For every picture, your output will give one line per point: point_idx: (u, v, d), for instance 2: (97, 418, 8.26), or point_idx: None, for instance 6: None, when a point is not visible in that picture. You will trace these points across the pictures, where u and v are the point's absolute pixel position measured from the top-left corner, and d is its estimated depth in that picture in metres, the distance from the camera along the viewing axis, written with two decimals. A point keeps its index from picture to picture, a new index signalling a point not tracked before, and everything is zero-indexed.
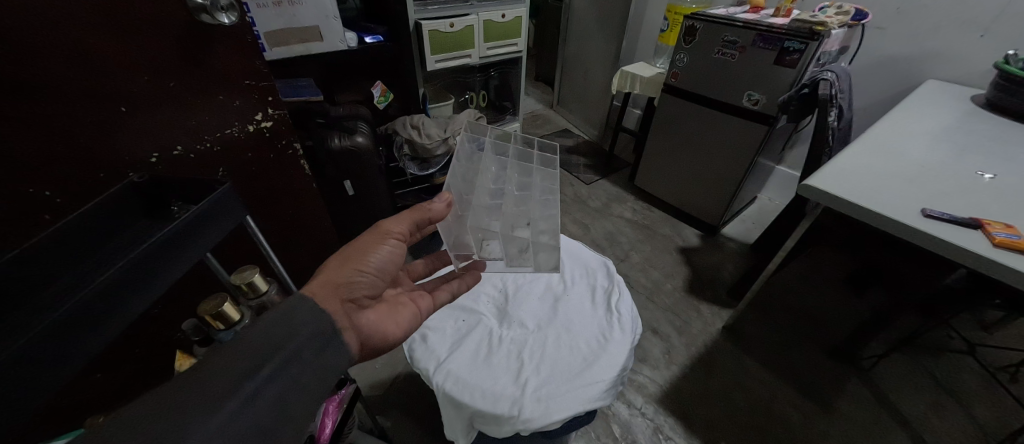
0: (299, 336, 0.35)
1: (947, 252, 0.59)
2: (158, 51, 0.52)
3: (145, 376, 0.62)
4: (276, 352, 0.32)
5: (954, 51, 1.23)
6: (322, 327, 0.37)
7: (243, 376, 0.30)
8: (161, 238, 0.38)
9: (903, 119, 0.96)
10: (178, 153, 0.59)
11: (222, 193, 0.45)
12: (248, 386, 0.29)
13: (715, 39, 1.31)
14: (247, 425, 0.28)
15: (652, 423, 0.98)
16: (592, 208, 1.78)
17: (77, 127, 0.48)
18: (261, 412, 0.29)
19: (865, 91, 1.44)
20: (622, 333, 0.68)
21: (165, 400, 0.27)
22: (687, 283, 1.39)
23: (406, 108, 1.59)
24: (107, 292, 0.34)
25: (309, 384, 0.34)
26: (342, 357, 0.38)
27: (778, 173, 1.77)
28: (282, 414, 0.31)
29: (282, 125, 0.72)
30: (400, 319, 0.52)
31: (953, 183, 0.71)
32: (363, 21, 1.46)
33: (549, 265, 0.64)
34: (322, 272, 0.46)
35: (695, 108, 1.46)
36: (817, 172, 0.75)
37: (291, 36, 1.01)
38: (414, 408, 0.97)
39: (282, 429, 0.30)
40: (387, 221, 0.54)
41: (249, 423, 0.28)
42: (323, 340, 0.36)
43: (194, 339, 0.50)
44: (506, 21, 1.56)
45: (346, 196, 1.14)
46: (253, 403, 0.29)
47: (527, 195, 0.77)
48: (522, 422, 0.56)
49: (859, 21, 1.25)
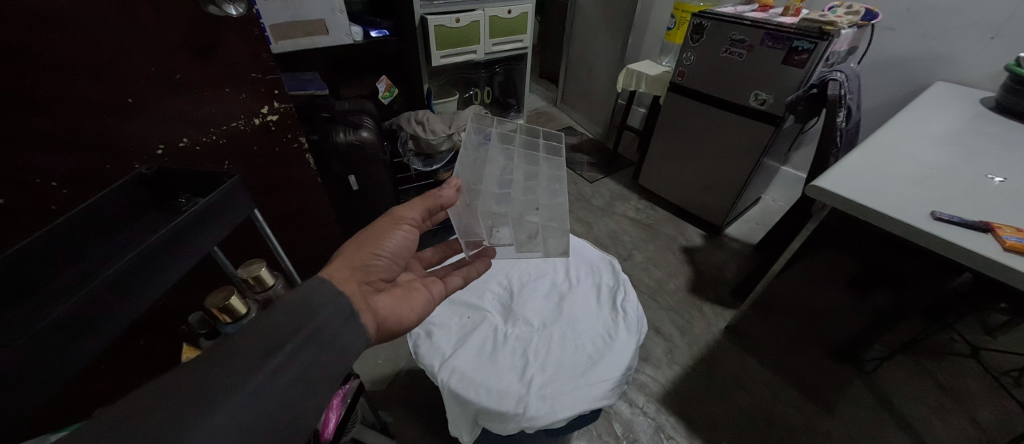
0: (314, 321, 0.35)
1: (954, 254, 0.58)
2: (164, 42, 0.51)
3: (150, 369, 0.62)
4: (300, 329, 0.33)
5: (965, 53, 1.22)
6: (342, 307, 0.38)
7: (267, 352, 0.31)
8: (170, 232, 0.38)
9: (912, 120, 0.95)
10: (184, 145, 0.59)
11: (229, 188, 0.45)
12: (272, 362, 0.30)
13: (723, 37, 1.29)
14: (272, 399, 0.29)
15: (652, 423, 0.98)
16: (595, 207, 1.77)
17: (83, 117, 0.47)
18: (274, 397, 0.29)
19: (873, 92, 1.43)
20: (628, 331, 0.68)
21: (189, 377, 0.28)
22: (690, 283, 1.39)
23: (410, 104, 1.58)
24: (117, 283, 0.34)
25: (330, 361, 0.34)
26: (356, 342, 0.38)
27: (783, 174, 1.77)
28: (306, 388, 0.32)
29: (288, 119, 0.72)
30: (413, 303, 0.52)
31: (962, 186, 0.71)
32: (368, 15, 1.45)
33: (558, 250, 0.64)
34: (339, 255, 0.47)
35: (701, 107, 1.45)
36: (824, 173, 0.74)
37: (297, 29, 1.01)
38: (416, 404, 0.97)
39: (293, 414, 0.30)
40: (402, 207, 0.55)
41: (275, 396, 0.29)
42: (337, 326, 0.36)
43: (200, 331, 0.50)
44: (512, 17, 1.55)
45: (350, 191, 1.14)
46: (279, 375, 0.30)
47: (536, 183, 0.76)
48: (527, 420, 0.56)
49: (870, 21, 1.23)
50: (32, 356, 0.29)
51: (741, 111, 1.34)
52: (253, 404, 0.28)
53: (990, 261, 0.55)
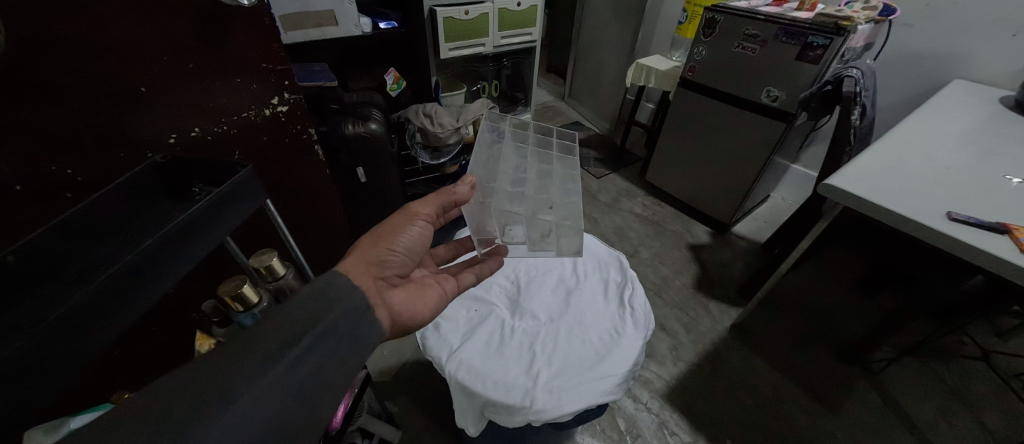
0: (333, 313, 0.35)
1: (969, 255, 0.57)
2: (177, 33, 0.52)
3: (164, 358, 0.63)
4: (316, 323, 0.33)
5: (985, 50, 1.19)
6: (357, 302, 0.38)
7: (287, 344, 0.31)
8: (184, 221, 0.38)
9: (930, 119, 0.93)
10: (196, 135, 0.59)
11: (243, 177, 0.45)
12: (290, 355, 0.30)
13: (736, 31, 1.27)
14: (291, 390, 0.29)
15: (656, 418, 0.99)
16: (602, 202, 1.77)
17: (98, 105, 0.48)
18: (297, 385, 0.30)
19: (888, 89, 1.41)
20: (635, 327, 0.68)
21: (208, 366, 0.28)
22: (696, 281, 1.38)
23: (418, 97, 1.57)
24: (134, 269, 0.35)
25: (345, 355, 0.35)
26: (372, 333, 0.39)
27: (793, 173, 1.75)
28: (323, 382, 0.32)
29: (298, 110, 0.72)
30: (427, 299, 0.52)
31: (981, 186, 0.69)
32: (377, 6, 1.45)
33: (571, 249, 0.64)
34: (356, 250, 0.47)
35: (711, 103, 1.43)
36: (838, 171, 0.73)
37: (307, 20, 1.00)
38: (421, 394, 0.98)
39: (314, 401, 0.31)
40: (417, 203, 0.55)
41: (290, 391, 0.29)
42: (356, 318, 0.37)
43: (213, 318, 0.51)
44: (521, 9, 1.53)
45: (358, 183, 1.14)
46: (297, 368, 0.30)
47: (550, 181, 0.76)
48: (534, 413, 0.56)
49: (888, 16, 1.20)
50: (47, 343, 0.30)
51: (751, 107, 1.33)
52: (269, 397, 0.28)
53: (1004, 262, 0.55)
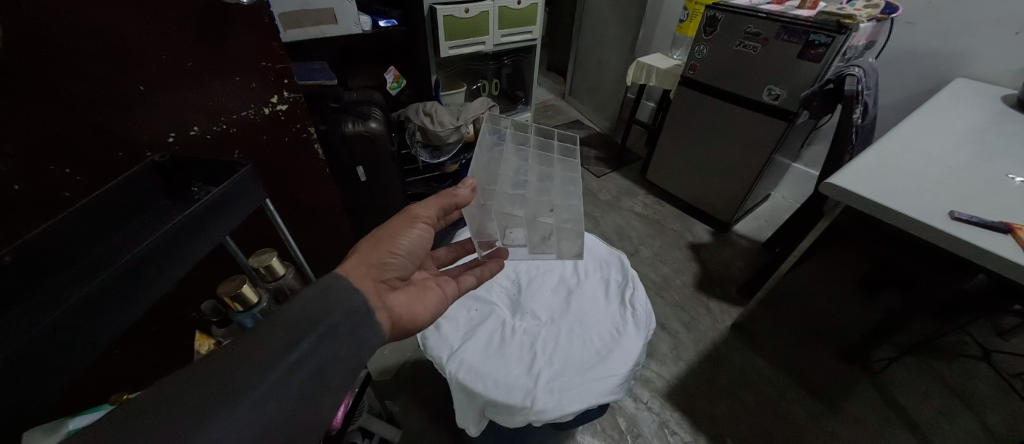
0: (333, 315, 0.35)
1: (971, 254, 0.57)
2: (176, 32, 0.51)
3: (164, 358, 0.63)
4: (316, 325, 0.33)
5: (988, 48, 1.18)
6: (357, 304, 0.38)
7: (286, 347, 0.31)
8: (183, 221, 0.38)
9: (931, 118, 0.93)
10: (195, 133, 0.59)
11: (242, 176, 0.44)
12: (290, 358, 0.30)
13: (737, 29, 1.26)
14: (291, 393, 0.29)
15: (657, 417, 0.99)
16: (602, 201, 1.77)
17: (98, 104, 0.47)
18: (297, 388, 0.30)
19: (890, 88, 1.40)
20: (636, 327, 0.68)
21: (207, 369, 0.28)
22: (697, 280, 1.38)
23: (418, 96, 1.56)
24: (133, 269, 0.35)
25: (345, 357, 0.34)
26: (372, 336, 0.38)
27: (794, 171, 1.74)
28: (322, 386, 0.32)
29: (297, 109, 0.72)
30: (427, 302, 0.52)
31: (983, 186, 0.69)
32: (376, 5, 1.44)
33: (572, 252, 0.64)
34: (356, 252, 0.47)
35: (712, 102, 1.43)
36: (841, 171, 0.72)
37: (306, 18, 1.00)
38: (422, 393, 0.98)
39: (315, 404, 0.31)
40: (417, 205, 0.54)
41: (288, 393, 0.29)
42: (356, 320, 0.37)
43: (213, 319, 0.51)
44: (521, 8, 1.52)
45: (358, 183, 1.14)
46: (296, 371, 0.30)
47: (550, 184, 0.76)
48: (535, 413, 0.56)
49: (889, 15, 1.19)
50: (47, 344, 0.30)
51: (752, 106, 1.33)
52: (268, 401, 0.28)
53: (1006, 261, 0.54)
